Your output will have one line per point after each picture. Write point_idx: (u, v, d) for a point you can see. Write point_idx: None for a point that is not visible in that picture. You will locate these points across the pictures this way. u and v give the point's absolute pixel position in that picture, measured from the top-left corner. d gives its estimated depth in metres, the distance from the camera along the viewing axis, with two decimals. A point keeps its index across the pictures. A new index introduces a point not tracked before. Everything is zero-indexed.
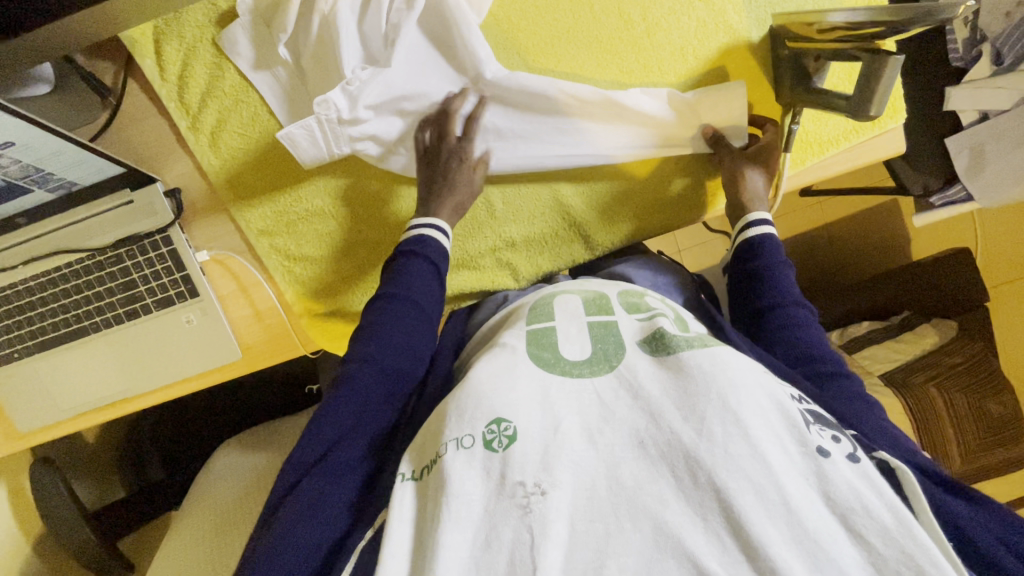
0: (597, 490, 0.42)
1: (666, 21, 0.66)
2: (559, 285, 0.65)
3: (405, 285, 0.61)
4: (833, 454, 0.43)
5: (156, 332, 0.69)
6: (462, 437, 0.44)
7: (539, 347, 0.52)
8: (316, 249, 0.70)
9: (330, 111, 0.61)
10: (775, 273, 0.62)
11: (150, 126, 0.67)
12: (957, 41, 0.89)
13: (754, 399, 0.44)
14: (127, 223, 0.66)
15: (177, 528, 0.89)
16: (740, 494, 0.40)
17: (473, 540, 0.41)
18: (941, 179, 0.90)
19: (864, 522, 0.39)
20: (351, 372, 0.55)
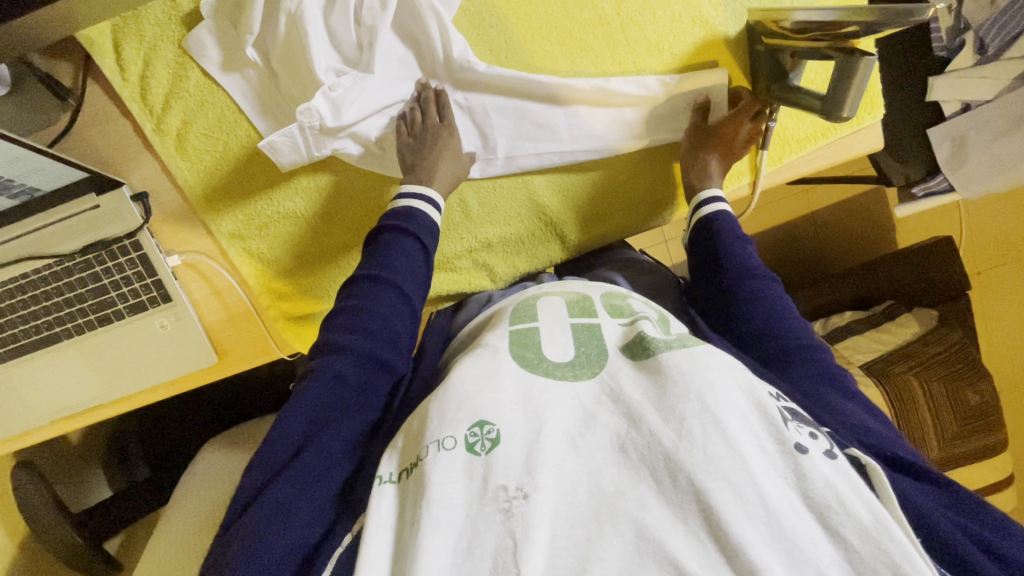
0: (577, 497, 0.42)
1: (641, 16, 0.65)
2: (542, 286, 0.65)
3: (385, 263, 0.59)
4: (811, 450, 0.42)
5: (131, 337, 0.68)
6: (444, 439, 0.45)
7: (523, 347, 0.53)
8: (292, 252, 0.69)
9: (313, 119, 0.60)
10: (732, 249, 0.62)
11: (113, 128, 0.65)
12: (940, 29, 0.85)
13: (733, 399, 0.43)
14: (95, 228, 0.65)
15: (162, 528, 0.88)
16: (719, 495, 0.39)
17: (455, 546, 0.41)
18: (924, 170, 0.89)
19: (842, 521, 0.39)
20: (325, 363, 0.54)
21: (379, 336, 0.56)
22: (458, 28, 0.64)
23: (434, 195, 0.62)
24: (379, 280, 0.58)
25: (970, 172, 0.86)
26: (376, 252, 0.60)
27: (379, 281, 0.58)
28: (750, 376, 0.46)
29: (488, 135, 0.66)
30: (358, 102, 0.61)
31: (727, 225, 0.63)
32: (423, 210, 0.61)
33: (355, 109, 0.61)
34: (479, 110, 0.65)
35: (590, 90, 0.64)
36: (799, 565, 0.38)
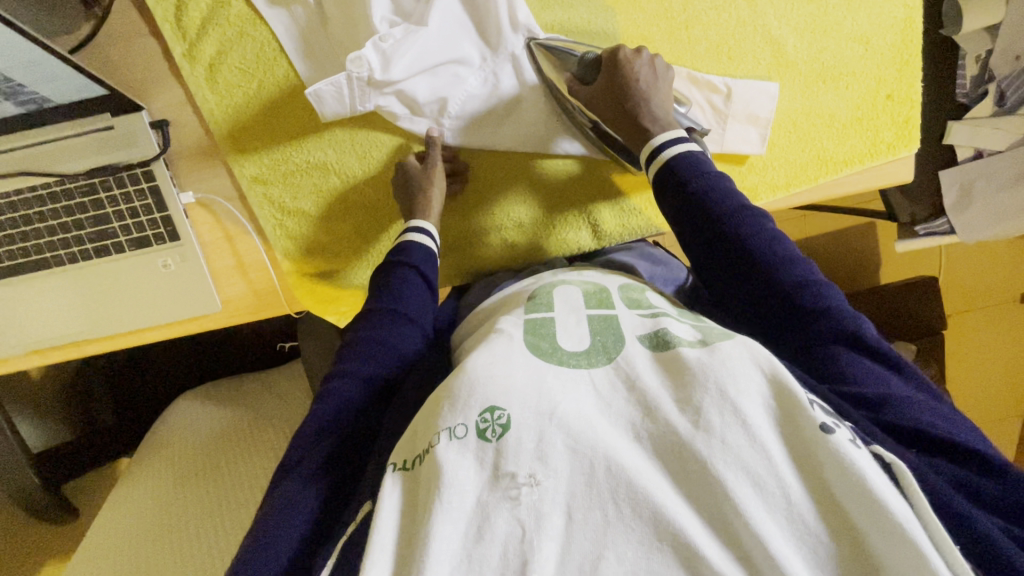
0: (594, 477, 0.40)
1: (707, 14, 0.62)
2: (556, 274, 0.62)
3: (402, 302, 0.58)
4: (837, 435, 0.41)
5: (129, 274, 0.64)
6: (456, 427, 0.42)
7: (537, 337, 0.50)
8: (312, 204, 0.66)
9: (362, 69, 0.57)
10: (715, 192, 0.56)
11: (140, 47, 0.61)
12: (966, 76, 0.88)
13: (757, 388, 0.43)
14: (104, 151, 0.60)
15: (139, 476, 0.84)
16: (738, 485, 0.40)
17: (465, 532, 0.39)
18: (928, 210, 0.93)
19: (862, 516, 0.39)
20: (332, 388, 0.52)
21: (388, 359, 0.54)
22: None
23: (430, 228, 0.62)
24: (389, 313, 0.57)
25: (973, 217, 0.90)
26: (386, 287, 0.58)
27: (391, 314, 0.57)
28: (770, 355, 0.45)
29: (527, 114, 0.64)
30: (409, 55, 0.59)
31: (701, 168, 0.57)
32: (426, 240, 0.61)
33: (404, 64, 0.59)
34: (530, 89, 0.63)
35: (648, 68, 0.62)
36: (817, 559, 0.39)
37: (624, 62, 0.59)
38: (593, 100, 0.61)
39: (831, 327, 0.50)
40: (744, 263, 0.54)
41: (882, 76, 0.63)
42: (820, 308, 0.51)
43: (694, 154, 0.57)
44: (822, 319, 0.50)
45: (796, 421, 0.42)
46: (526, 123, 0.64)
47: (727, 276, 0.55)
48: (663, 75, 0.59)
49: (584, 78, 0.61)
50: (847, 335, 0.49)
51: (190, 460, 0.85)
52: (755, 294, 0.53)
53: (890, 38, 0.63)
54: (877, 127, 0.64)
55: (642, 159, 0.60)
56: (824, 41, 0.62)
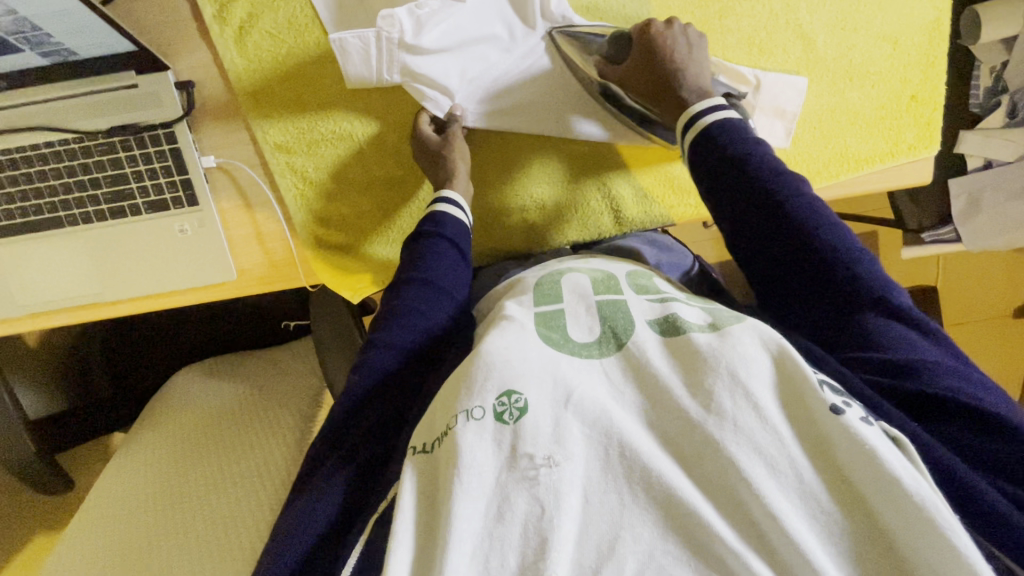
0: (609, 458, 0.39)
1: (740, 6, 0.62)
2: (562, 261, 0.59)
3: (430, 270, 0.56)
4: (849, 414, 0.39)
5: (144, 238, 0.63)
6: (473, 408, 0.40)
7: (548, 328, 0.47)
8: (335, 175, 0.65)
9: (393, 29, 0.57)
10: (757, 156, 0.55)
11: (169, 6, 0.60)
12: (979, 86, 0.90)
13: (764, 372, 0.41)
14: (126, 110, 0.59)
15: (137, 450, 0.82)
16: (750, 465, 0.37)
17: (485, 512, 0.37)
18: (936, 218, 0.95)
19: (879, 497, 0.36)
20: (369, 358, 0.51)
21: (421, 331, 0.53)
22: None
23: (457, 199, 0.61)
24: (419, 284, 0.55)
25: (979, 226, 0.91)
26: (415, 257, 0.57)
27: (423, 285, 0.55)
28: (779, 336, 0.43)
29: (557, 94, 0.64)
30: (441, 27, 0.58)
31: (733, 134, 0.56)
32: (457, 212, 0.60)
33: (437, 34, 0.58)
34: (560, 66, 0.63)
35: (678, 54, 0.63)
36: (832, 540, 0.36)
37: (655, 34, 0.60)
38: (626, 78, 0.62)
39: (860, 293, 0.49)
40: (775, 230, 0.53)
41: (907, 77, 0.64)
42: (853, 272, 0.50)
43: (729, 120, 0.57)
44: (851, 284, 0.50)
45: (805, 402, 0.40)
46: (547, 106, 0.64)
47: (755, 242, 0.54)
48: (697, 44, 0.60)
49: (613, 58, 0.61)
50: (876, 302, 0.49)
51: (193, 435, 0.83)
52: (787, 255, 0.53)
53: (918, 39, 0.64)
54: (900, 127, 0.65)
55: (681, 124, 0.59)
56: (854, 38, 0.63)
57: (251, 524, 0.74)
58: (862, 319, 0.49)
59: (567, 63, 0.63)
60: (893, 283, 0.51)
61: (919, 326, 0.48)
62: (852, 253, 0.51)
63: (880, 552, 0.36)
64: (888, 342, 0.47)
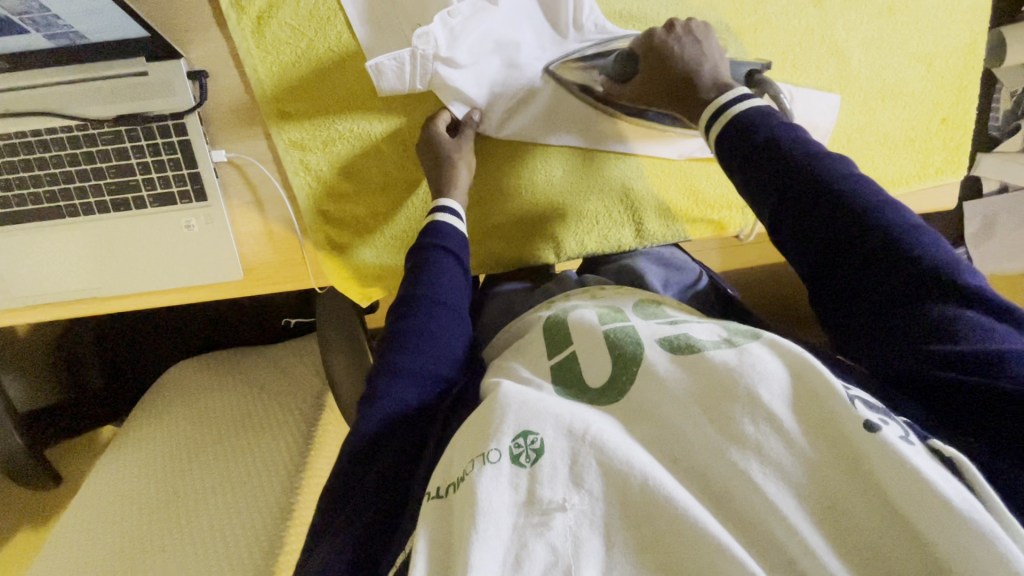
0: (630, 493, 0.35)
1: (776, 19, 0.60)
2: (570, 299, 0.56)
3: (437, 287, 0.54)
4: (885, 430, 0.36)
5: (147, 232, 0.60)
6: (489, 451, 0.37)
7: (565, 383, 0.46)
8: (350, 174, 0.63)
9: (428, 46, 0.53)
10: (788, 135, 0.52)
11: None
12: (999, 110, 0.88)
13: (784, 390, 0.39)
14: (135, 98, 0.57)
15: (125, 453, 0.79)
16: (779, 495, 0.35)
17: (502, 562, 0.33)
18: (947, 240, 0.97)
19: (926, 521, 0.32)
20: (384, 389, 0.49)
21: (441, 358, 0.51)
22: None
23: (453, 206, 0.58)
24: (433, 305, 0.53)
25: (989, 250, 0.93)
26: (420, 271, 0.55)
27: (440, 306, 0.54)
28: (801, 350, 0.41)
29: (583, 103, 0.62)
30: (476, 35, 0.55)
31: (762, 120, 0.54)
32: (456, 223, 0.58)
33: (468, 45, 0.55)
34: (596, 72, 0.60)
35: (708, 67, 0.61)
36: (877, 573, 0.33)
37: (659, 40, 0.58)
38: (639, 91, 0.60)
39: (925, 274, 0.45)
40: (822, 214, 0.49)
41: (940, 99, 0.63)
42: (912, 252, 0.46)
43: (757, 108, 0.54)
44: (915, 262, 0.45)
45: (833, 421, 0.37)
46: (573, 111, 0.62)
47: (799, 228, 0.51)
48: (703, 40, 0.58)
49: (617, 75, 0.59)
50: (943, 282, 0.44)
51: (190, 435, 0.80)
52: (835, 239, 0.49)
53: (952, 61, 0.63)
54: (929, 150, 0.64)
55: (706, 113, 0.56)
56: (889, 57, 0.62)
57: (250, 528, 0.72)
58: (938, 307, 0.44)
59: (564, 85, 0.60)
60: (961, 262, 0.46)
61: (1001, 313, 0.43)
62: (913, 233, 0.47)
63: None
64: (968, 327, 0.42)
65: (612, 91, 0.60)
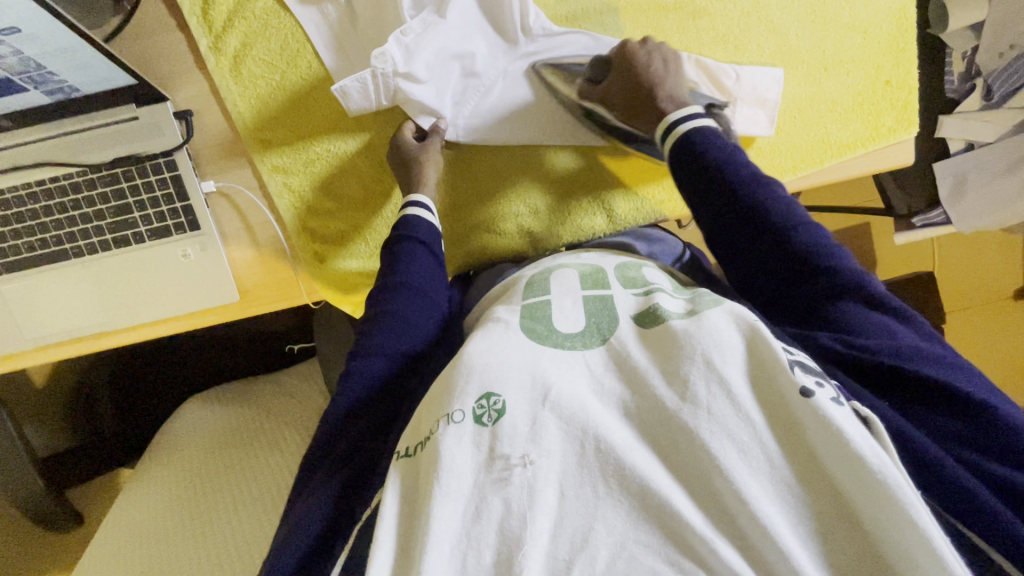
0: (585, 454, 0.38)
1: (712, 7, 0.65)
2: (557, 257, 0.60)
3: (408, 274, 0.57)
4: (818, 395, 0.39)
5: (147, 264, 0.64)
6: (454, 412, 0.40)
7: (532, 320, 0.48)
8: (328, 188, 0.67)
9: (387, 63, 0.58)
10: (731, 164, 0.56)
11: (168, 41, 0.62)
12: (954, 74, 0.92)
13: (737, 358, 0.41)
14: (129, 141, 0.61)
15: (142, 478, 0.83)
16: (724, 453, 0.37)
17: (463, 512, 0.37)
18: (925, 202, 0.96)
19: (843, 479, 0.37)
20: (356, 367, 0.52)
21: (409, 337, 0.54)
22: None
23: (424, 200, 0.62)
24: (403, 290, 0.56)
25: (968, 208, 0.92)
26: (393, 261, 0.58)
27: (406, 290, 0.56)
28: (753, 318, 0.43)
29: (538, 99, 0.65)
30: (429, 46, 0.60)
31: (710, 139, 0.58)
32: (426, 214, 0.61)
33: (425, 56, 0.60)
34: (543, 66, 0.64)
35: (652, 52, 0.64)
36: (799, 520, 0.37)
37: (631, 52, 0.63)
38: (608, 95, 0.64)
39: (837, 285, 0.51)
40: (751, 233, 0.55)
41: (880, 63, 0.66)
42: (830, 266, 0.52)
43: (706, 128, 0.59)
44: (830, 275, 0.51)
45: (776, 384, 0.40)
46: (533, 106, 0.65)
47: (732, 248, 0.56)
48: (675, 62, 0.62)
49: (596, 78, 0.64)
50: (855, 291, 0.51)
51: (202, 458, 0.83)
52: (765, 266, 0.54)
53: (886, 27, 0.66)
54: (879, 112, 0.67)
55: (663, 129, 0.60)
56: (826, 30, 0.65)
57: (261, 539, 0.75)
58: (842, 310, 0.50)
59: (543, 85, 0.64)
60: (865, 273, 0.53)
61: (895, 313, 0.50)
62: (830, 253, 0.53)
63: (846, 529, 0.37)
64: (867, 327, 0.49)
65: (589, 93, 0.64)
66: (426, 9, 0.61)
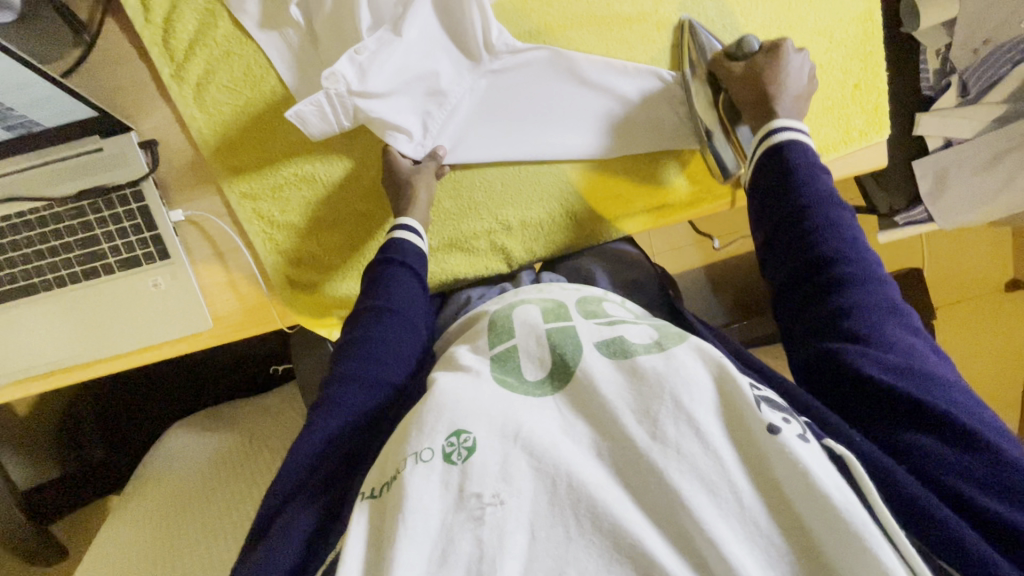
0: (557, 493, 0.38)
1: (676, 17, 0.65)
2: (520, 291, 0.58)
3: (391, 298, 0.57)
4: (785, 432, 0.39)
5: (117, 295, 0.64)
6: (422, 450, 0.39)
7: (503, 371, 0.47)
8: (313, 219, 0.67)
9: (339, 84, 0.57)
10: (808, 173, 0.56)
11: (130, 71, 0.62)
12: (929, 70, 0.91)
13: (706, 396, 0.41)
14: (94, 173, 0.61)
15: (126, 509, 0.82)
16: (692, 492, 0.37)
17: (429, 555, 0.36)
18: (906, 200, 0.96)
19: (817, 525, 0.36)
20: (335, 394, 0.51)
21: (387, 363, 0.54)
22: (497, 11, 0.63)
23: (412, 223, 0.61)
24: (385, 313, 0.56)
25: (948, 203, 0.92)
26: (377, 284, 0.58)
27: (389, 315, 0.56)
28: (720, 354, 0.44)
29: (503, 115, 0.64)
30: (385, 69, 0.59)
31: (796, 162, 0.57)
32: (414, 238, 0.61)
33: (382, 75, 0.59)
34: (504, 84, 0.64)
35: (619, 67, 0.64)
36: (771, 560, 0.36)
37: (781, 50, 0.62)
38: (736, 75, 0.63)
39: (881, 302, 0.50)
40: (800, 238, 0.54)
41: (848, 67, 0.66)
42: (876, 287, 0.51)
43: (801, 142, 0.58)
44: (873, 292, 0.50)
45: (744, 421, 0.40)
46: (502, 120, 0.64)
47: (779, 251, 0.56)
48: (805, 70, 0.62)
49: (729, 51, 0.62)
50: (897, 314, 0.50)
51: (183, 488, 0.82)
52: (787, 271, 0.54)
53: (852, 30, 0.66)
54: (849, 115, 0.66)
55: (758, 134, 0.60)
56: (790, 36, 0.65)
57: None
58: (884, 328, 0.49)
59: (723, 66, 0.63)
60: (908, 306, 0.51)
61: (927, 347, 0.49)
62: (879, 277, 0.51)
63: (815, 569, 0.36)
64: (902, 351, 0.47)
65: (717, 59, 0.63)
66: (383, 26, 0.60)
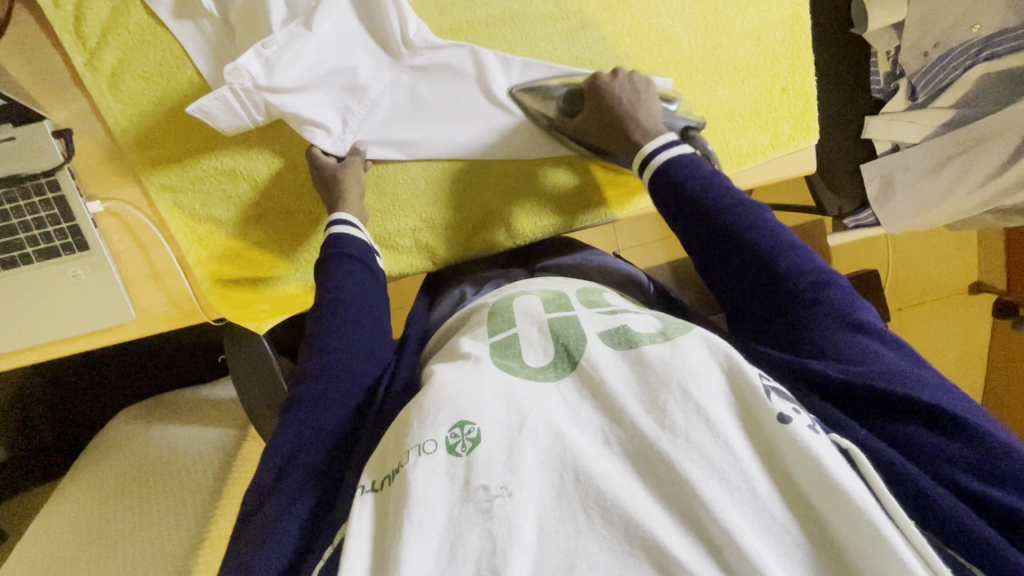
0: (565, 487, 0.36)
1: (602, 15, 0.64)
2: (517, 285, 0.57)
3: (340, 288, 0.56)
4: (796, 422, 0.37)
5: (36, 286, 0.62)
6: (425, 442, 0.38)
7: (503, 357, 0.45)
8: (246, 215, 0.67)
9: (243, 79, 0.56)
10: (715, 184, 0.56)
11: (39, 60, 0.61)
12: (880, 72, 0.90)
13: (716, 384, 0.39)
14: (5, 162, 0.59)
15: (57, 501, 0.82)
16: (705, 483, 0.35)
17: (437, 552, 0.35)
18: (855, 203, 0.94)
19: (833, 516, 0.35)
20: (303, 395, 0.50)
21: (356, 356, 0.54)
22: (416, 7, 0.62)
23: (347, 218, 0.60)
24: (340, 305, 0.55)
25: (894, 208, 0.92)
26: (325, 279, 0.57)
27: (343, 308, 0.55)
28: (728, 344, 0.42)
29: (422, 111, 0.64)
30: (295, 64, 0.58)
31: (694, 171, 0.57)
32: (353, 232, 0.60)
33: (292, 71, 0.58)
34: (421, 83, 0.64)
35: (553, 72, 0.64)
36: (785, 547, 0.35)
37: (603, 86, 0.62)
38: (582, 126, 0.64)
39: (824, 306, 0.48)
40: (733, 252, 0.53)
41: (776, 70, 0.66)
42: (816, 296, 0.49)
43: (683, 156, 0.58)
44: (814, 302, 0.49)
45: (753, 412, 0.39)
46: (425, 114, 0.64)
47: (718, 266, 0.54)
48: (644, 90, 0.62)
49: (566, 109, 0.64)
50: (844, 315, 0.48)
51: (113, 478, 0.81)
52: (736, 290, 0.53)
53: (780, 34, 0.66)
54: (777, 119, 0.67)
55: (635, 163, 0.61)
56: (718, 37, 0.65)
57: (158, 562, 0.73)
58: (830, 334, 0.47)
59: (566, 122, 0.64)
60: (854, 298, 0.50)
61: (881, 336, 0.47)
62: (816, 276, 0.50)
63: (828, 558, 0.35)
64: (857, 354, 0.45)
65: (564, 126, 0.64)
66: (296, 19, 0.59)
